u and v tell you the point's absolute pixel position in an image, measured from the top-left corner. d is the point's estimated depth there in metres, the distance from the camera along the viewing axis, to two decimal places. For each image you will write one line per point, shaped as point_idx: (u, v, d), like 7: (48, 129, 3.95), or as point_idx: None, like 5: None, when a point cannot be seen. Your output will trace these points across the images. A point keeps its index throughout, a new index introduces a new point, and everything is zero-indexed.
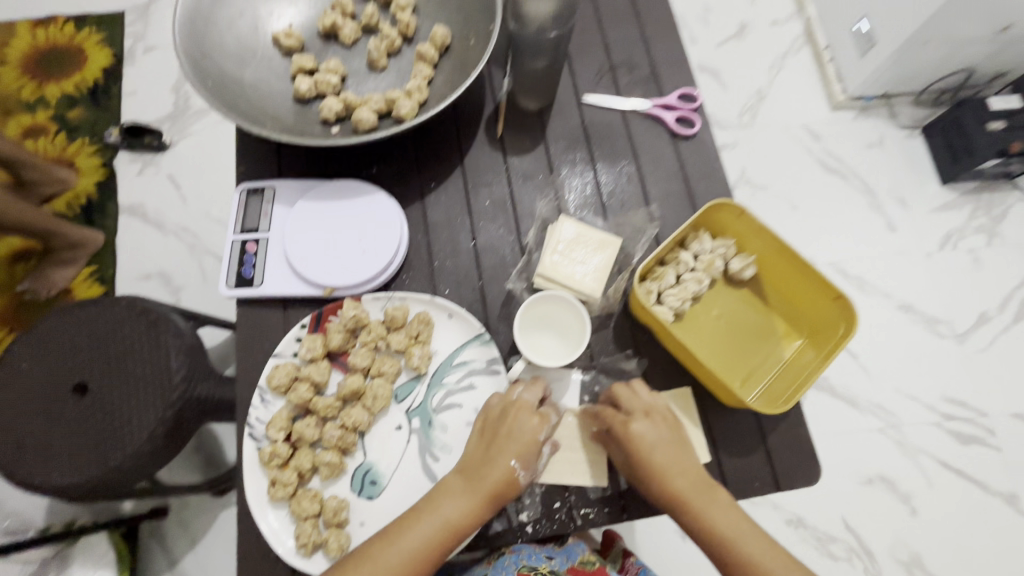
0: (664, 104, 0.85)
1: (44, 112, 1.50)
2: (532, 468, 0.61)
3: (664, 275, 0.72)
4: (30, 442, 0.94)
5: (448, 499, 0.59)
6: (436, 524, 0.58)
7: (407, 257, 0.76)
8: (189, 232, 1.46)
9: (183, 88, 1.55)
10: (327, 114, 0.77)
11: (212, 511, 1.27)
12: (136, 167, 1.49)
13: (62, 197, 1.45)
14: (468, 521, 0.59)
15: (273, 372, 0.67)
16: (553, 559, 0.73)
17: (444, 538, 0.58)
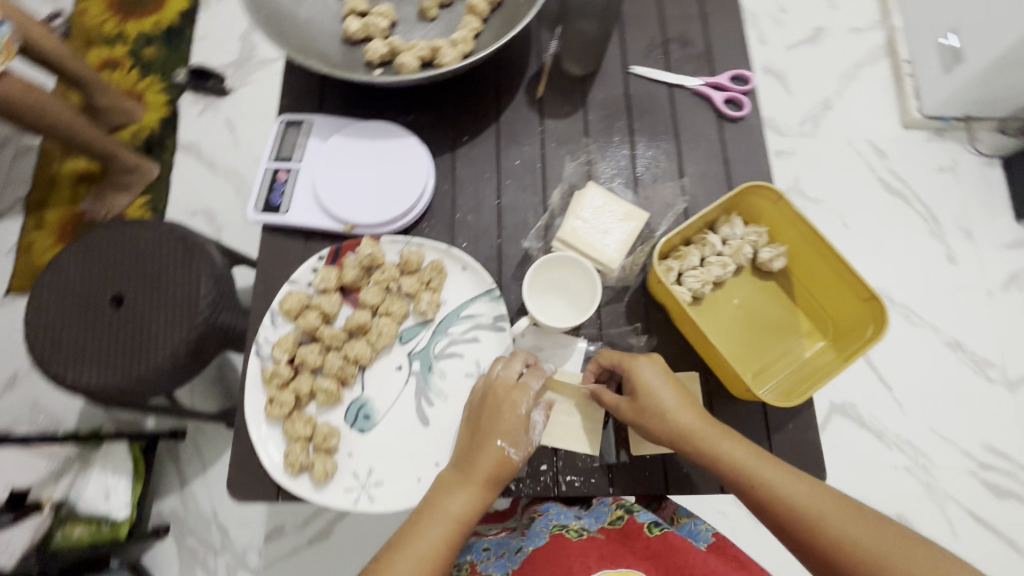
0: (714, 84, 0.81)
1: (122, 48, 1.57)
2: (525, 445, 0.60)
3: (687, 254, 0.70)
4: (66, 342, 1.00)
5: (450, 497, 0.58)
6: (445, 520, 0.57)
7: (430, 205, 0.76)
8: (238, 175, 1.52)
9: (249, 38, 1.61)
10: (372, 56, 0.77)
11: (223, 442, 1.32)
12: (197, 108, 1.55)
13: (129, 129, 1.52)
14: (477, 510, 0.58)
15: (286, 297, 0.68)
16: (582, 517, 0.72)
17: (457, 531, 0.58)
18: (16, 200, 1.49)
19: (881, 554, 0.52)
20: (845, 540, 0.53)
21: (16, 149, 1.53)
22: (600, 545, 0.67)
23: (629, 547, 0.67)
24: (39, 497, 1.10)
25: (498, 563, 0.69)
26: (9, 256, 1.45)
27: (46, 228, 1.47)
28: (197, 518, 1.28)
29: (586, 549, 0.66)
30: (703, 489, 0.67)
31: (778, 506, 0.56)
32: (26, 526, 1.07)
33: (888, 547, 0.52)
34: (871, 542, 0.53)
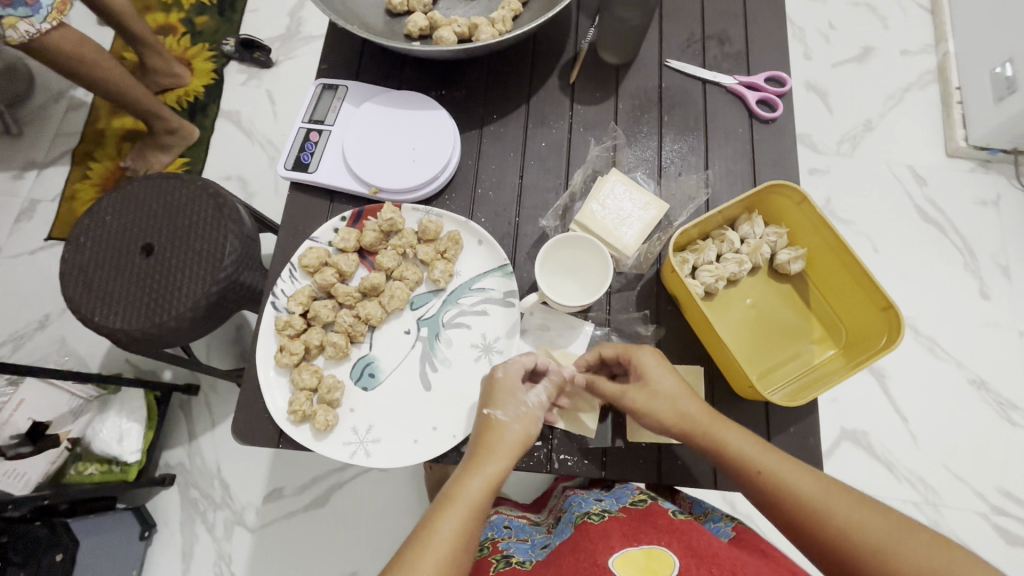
0: (750, 83, 0.80)
1: (176, 14, 1.63)
2: (514, 406, 0.60)
3: (704, 248, 0.69)
4: (97, 285, 1.04)
5: (464, 483, 0.55)
6: (464, 507, 0.54)
7: (454, 179, 0.77)
8: (274, 146, 1.56)
9: (298, 14, 1.65)
10: (411, 28, 0.79)
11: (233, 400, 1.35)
12: (242, 78, 1.60)
13: (174, 92, 1.57)
14: (493, 494, 0.55)
15: (305, 252, 0.70)
16: (603, 501, 0.74)
17: (476, 520, 0.54)
18: (64, 151, 1.56)
19: (887, 546, 0.51)
20: (848, 530, 0.52)
21: (70, 103, 1.60)
22: (622, 524, 0.67)
23: (651, 522, 0.67)
24: (58, 431, 1.13)
25: (520, 545, 0.77)
26: (53, 203, 1.52)
27: (90, 180, 1.53)
28: (201, 471, 1.32)
29: (609, 529, 0.66)
30: (695, 483, 0.67)
31: (780, 494, 0.55)
32: (44, 458, 1.10)
33: (895, 538, 0.51)
34: (877, 533, 0.51)
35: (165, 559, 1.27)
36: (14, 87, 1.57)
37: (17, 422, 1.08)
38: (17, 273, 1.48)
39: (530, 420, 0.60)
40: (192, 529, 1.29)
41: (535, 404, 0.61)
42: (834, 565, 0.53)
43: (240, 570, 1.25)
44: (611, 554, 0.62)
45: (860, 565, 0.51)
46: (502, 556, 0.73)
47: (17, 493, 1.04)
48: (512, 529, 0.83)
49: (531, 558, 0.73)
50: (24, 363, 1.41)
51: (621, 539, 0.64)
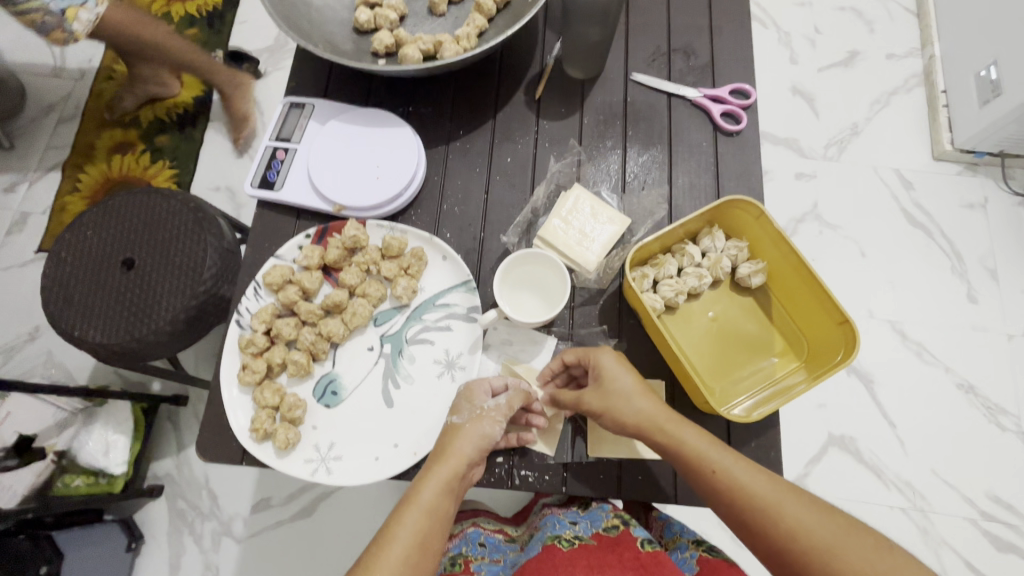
0: (715, 96, 0.81)
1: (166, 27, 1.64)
2: (467, 408, 0.63)
3: (665, 263, 0.70)
4: (76, 300, 1.04)
5: (418, 486, 0.57)
6: (420, 510, 0.55)
7: (419, 195, 0.78)
8: None
9: None
10: (378, 46, 0.80)
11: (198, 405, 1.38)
12: None
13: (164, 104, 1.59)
14: (448, 498, 0.57)
15: (269, 270, 0.71)
16: (578, 523, 0.72)
17: (432, 522, 0.55)
18: (55, 164, 1.57)
19: (833, 552, 0.50)
20: (797, 534, 0.52)
21: (60, 116, 1.61)
22: (588, 555, 0.68)
23: (616, 555, 0.68)
24: (45, 444, 1.14)
25: (492, 567, 0.78)
26: (43, 215, 1.54)
27: (79, 193, 1.54)
28: (190, 482, 1.32)
29: (575, 558, 0.67)
30: (658, 497, 0.67)
31: (734, 494, 0.54)
32: (29, 471, 1.11)
33: (841, 542, 0.50)
34: (824, 538, 0.51)
35: (153, 570, 1.28)
36: (5, 102, 1.58)
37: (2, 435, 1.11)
38: (7, 287, 1.49)
39: (483, 422, 0.61)
40: (180, 540, 1.29)
41: (489, 407, 0.63)
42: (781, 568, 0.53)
43: None
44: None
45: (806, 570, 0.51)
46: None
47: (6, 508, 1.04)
48: (488, 547, 0.82)
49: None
50: (14, 375, 1.42)
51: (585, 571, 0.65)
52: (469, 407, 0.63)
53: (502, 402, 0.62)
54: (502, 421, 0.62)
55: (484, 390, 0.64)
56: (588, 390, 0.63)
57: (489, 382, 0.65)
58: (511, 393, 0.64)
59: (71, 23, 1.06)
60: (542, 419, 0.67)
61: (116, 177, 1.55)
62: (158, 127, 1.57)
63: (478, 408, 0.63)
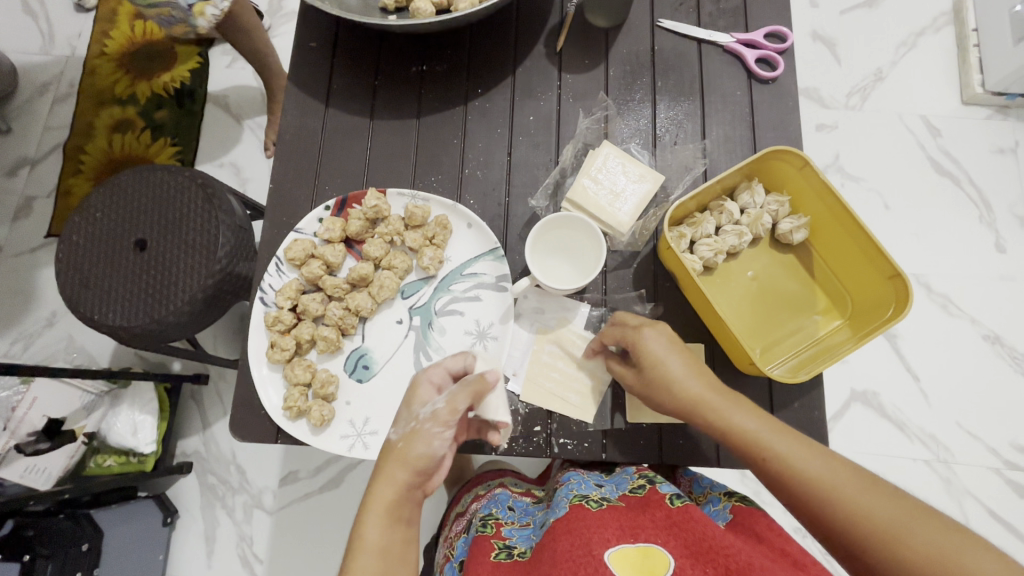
0: (748, 41, 0.76)
1: None
2: (401, 423, 0.56)
3: (702, 221, 0.66)
4: (92, 283, 1.03)
5: (359, 528, 0.50)
6: (370, 552, 0.49)
7: (440, 160, 0.75)
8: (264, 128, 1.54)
9: None
10: (387, 1, 0.75)
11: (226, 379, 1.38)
12: (227, 60, 1.57)
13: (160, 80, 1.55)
14: (396, 527, 0.51)
15: (291, 245, 0.68)
16: (603, 487, 0.72)
17: (386, 564, 0.49)
18: (55, 146, 1.54)
19: (895, 534, 0.48)
20: (861, 519, 0.49)
21: (55, 96, 1.57)
22: (620, 517, 0.63)
23: (649, 515, 0.64)
24: (74, 426, 1.14)
25: (522, 533, 0.75)
26: (49, 199, 1.52)
27: (83, 174, 1.51)
28: (218, 458, 1.35)
29: (606, 519, 0.63)
30: (697, 462, 0.66)
31: (791, 479, 0.52)
32: (62, 452, 1.12)
33: (912, 528, 0.48)
34: (893, 521, 0.48)
35: (190, 541, 1.31)
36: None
37: (32, 420, 1.07)
38: (20, 272, 1.48)
39: (419, 437, 0.54)
40: (213, 513, 1.32)
41: (427, 417, 0.55)
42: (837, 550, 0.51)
43: (262, 551, 1.29)
44: (607, 546, 0.59)
45: (863, 552, 0.49)
46: (504, 546, 0.71)
47: (41, 489, 1.07)
48: (517, 510, 0.81)
49: (531, 548, 0.71)
50: (36, 361, 1.42)
51: (618, 532, 0.61)
52: (409, 415, 0.57)
53: (440, 409, 0.55)
54: (443, 430, 0.55)
55: (424, 392, 0.58)
56: (632, 370, 0.61)
57: (436, 372, 0.60)
58: (452, 391, 0.57)
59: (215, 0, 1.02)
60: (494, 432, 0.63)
61: (118, 157, 1.51)
62: (157, 103, 1.53)
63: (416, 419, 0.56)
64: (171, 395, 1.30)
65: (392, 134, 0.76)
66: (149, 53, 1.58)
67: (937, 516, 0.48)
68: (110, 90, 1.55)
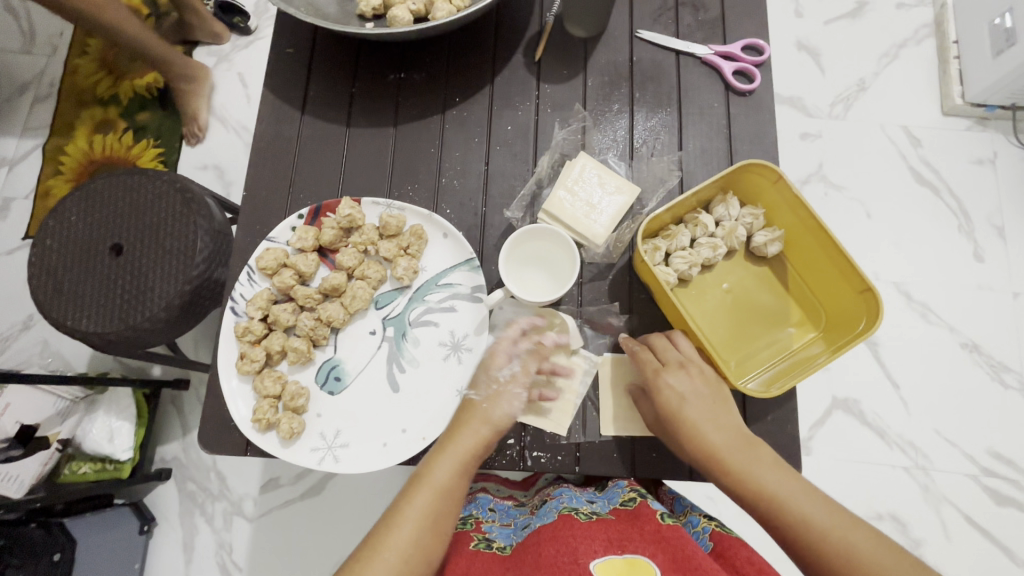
0: (725, 53, 0.76)
1: None
2: (484, 385, 0.63)
3: (677, 234, 0.66)
4: (67, 289, 1.02)
5: (430, 466, 0.58)
6: (431, 490, 0.57)
7: (417, 168, 0.74)
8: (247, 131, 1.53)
9: None
10: (364, 8, 0.75)
11: None
12: (211, 61, 1.56)
13: (143, 79, 1.53)
14: (459, 477, 0.58)
15: (262, 254, 0.67)
16: (594, 502, 0.72)
17: (442, 502, 0.57)
18: (33, 146, 1.52)
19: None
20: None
21: (36, 96, 1.55)
22: (608, 529, 0.64)
23: (638, 528, 0.65)
24: (48, 433, 1.13)
25: (502, 530, 0.75)
26: (27, 200, 1.49)
27: (62, 175, 1.49)
28: (197, 465, 1.33)
29: (594, 531, 0.63)
30: (672, 475, 0.66)
31: (814, 542, 0.52)
32: (35, 460, 1.09)
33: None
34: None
35: (167, 550, 1.29)
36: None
37: (3, 425, 1.08)
38: None
39: (501, 397, 0.62)
40: (192, 521, 1.30)
41: (507, 379, 0.62)
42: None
43: (241, 560, 1.27)
44: (592, 558, 0.59)
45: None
46: (484, 537, 0.71)
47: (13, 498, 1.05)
48: (498, 512, 0.81)
49: (511, 543, 0.71)
50: (13, 365, 1.40)
51: (604, 543, 0.61)
52: (487, 379, 0.63)
53: (518, 371, 0.62)
54: (520, 392, 0.62)
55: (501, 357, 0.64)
56: (654, 413, 0.62)
57: (508, 340, 0.64)
58: (525, 357, 0.63)
59: None
60: (551, 394, 0.65)
61: (98, 158, 1.49)
62: (140, 104, 1.51)
63: (496, 382, 0.63)
64: (149, 401, 1.28)
65: (369, 142, 0.75)
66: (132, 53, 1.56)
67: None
68: (92, 91, 1.53)
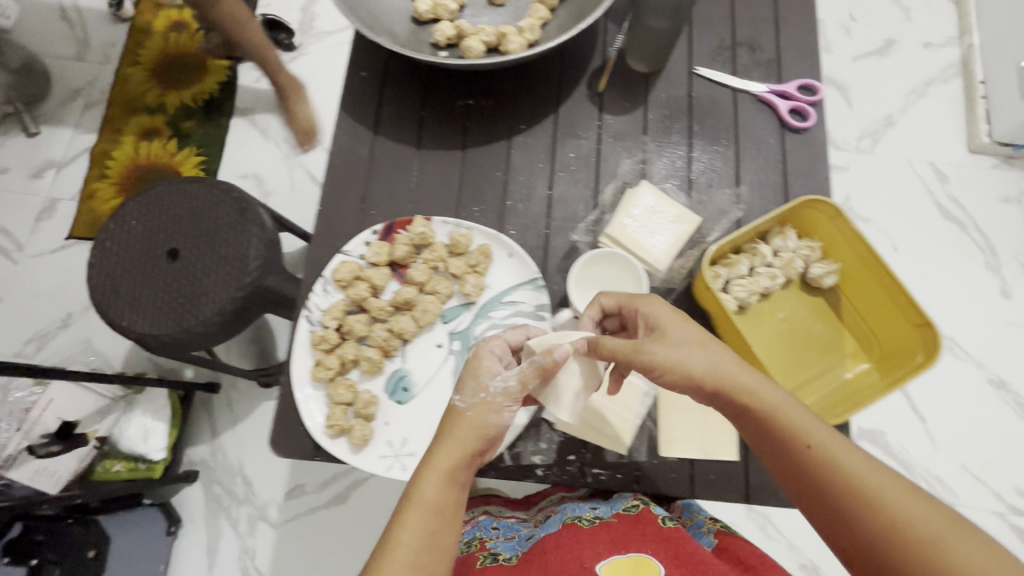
0: (782, 92, 0.79)
1: (188, 11, 1.67)
2: (470, 391, 0.59)
3: (736, 263, 0.69)
4: (125, 290, 1.06)
5: (418, 483, 0.54)
6: (424, 508, 0.53)
7: (483, 190, 0.78)
8: (288, 143, 1.57)
9: (311, 10, 1.66)
10: (438, 38, 0.79)
11: (254, 399, 1.38)
12: (255, 74, 1.62)
13: (191, 91, 1.61)
14: (451, 489, 0.54)
15: (339, 267, 0.71)
16: (597, 508, 0.72)
17: (438, 519, 0.53)
18: (82, 150, 1.58)
19: (936, 545, 0.47)
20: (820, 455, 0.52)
21: (87, 102, 1.62)
22: (610, 529, 0.67)
23: (640, 529, 0.67)
24: (85, 430, 1.15)
25: (507, 543, 0.75)
26: (73, 202, 1.54)
27: (107, 179, 1.54)
28: (225, 467, 1.35)
29: (597, 535, 0.66)
30: (733, 497, 0.67)
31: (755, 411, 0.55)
32: (73, 456, 1.11)
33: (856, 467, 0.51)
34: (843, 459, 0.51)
35: (191, 552, 1.30)
36: (32, 87, 1.59)
37: (46, 422, 1.09)
38: (39, 273, 1.50)
39: (489, 410, 0.57)
40: (217, 524, 1.31)
41: (497, 390, 0.58)
42: (866, 560, 0.50)
43: (264, 566, 1.28)
44: (597, 560, 0.63)
45: (898, 562, 0.48)
46: (490, 553, 0.73)
47: (50, 494, 1.07)
48: (501, 529, 0.80)
49: (517, 553, 0.72)
50: (50, 361, 1.43)
51: (608, 545, 0.65)
52: (475, 385, 0.59)
53: (512, 386, 0.58)
54: (511, 405, 0.58)
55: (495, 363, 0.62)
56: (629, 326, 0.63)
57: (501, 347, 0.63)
58: (526, 370, 0.59)
59: None
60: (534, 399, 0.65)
61: (143, 164, 1.55)
62: (186, 113, 1.59)
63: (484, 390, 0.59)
64: (183, 403, 1.31)
65: (437, 164, 0.79)
66: (181, 65, 1.64)
67: (972, 526, 0.48)
68: (141, 100, 1.60)
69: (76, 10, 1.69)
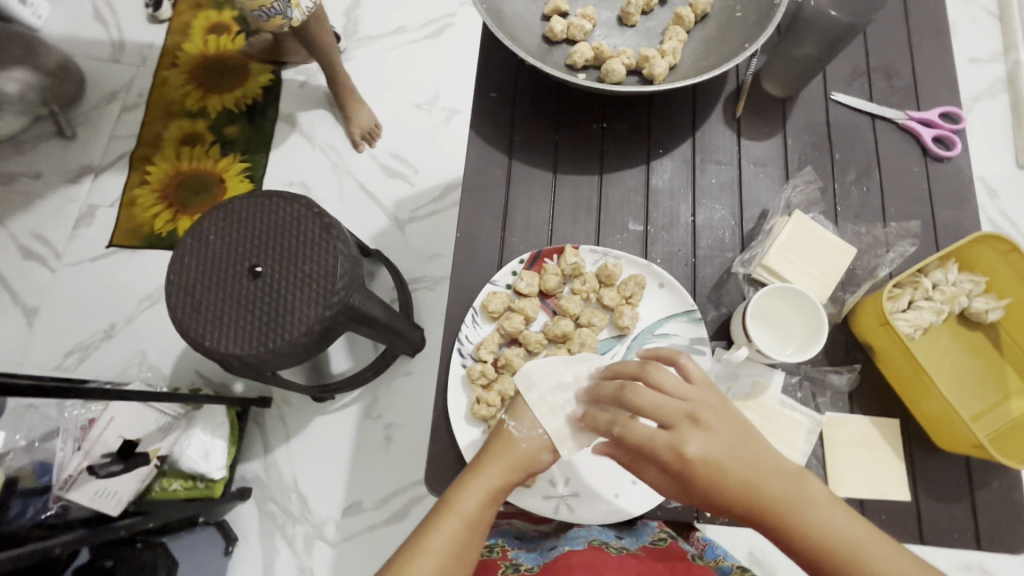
0: (924, 120, 0.78)
1: (229, 13, 1.62)
2: (528, 424, 0.62)
3: (900, 296, 0.69)
4: (201, 306, 0.88)
5: (459, 495, 0.57)
6: (458, 517, 0.56)
7: (622, 214, 0.77)
8: (336, 150, 1.48)
9: (354, 13, 1.56)
10: (577, 59, 0.77)
11: (308, 415, 1.27)
12: (299, 79, 1.56)
13: (232, 96, 1.55)
14: (488, 509, 0.58)
15: (490, 299, 0.71)
16: (623, 538, 0.72)
17: (469, 533, 0.56)
18: (120, 154, 1.51)
19: None
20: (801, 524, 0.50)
21: (123, 105, 1.55)
22: (638, 559, 0.65)
23: (668, 562, 0.65)
24: (148, 448, 1.06)
25: (529, 554, 0.70)
26: (111, 208, 1.46)
27: (148, 185, 1.47)
28: (278, 484, 1.23)
29: (625, 560, 0.64)
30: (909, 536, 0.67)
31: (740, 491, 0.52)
32: (133, 476, 1.02)
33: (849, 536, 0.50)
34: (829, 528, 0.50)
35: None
36: (67, 88, 1.51)
37: (107, 441, 1.02)
38: (73, 283, 1.41)
39: (541, 447, 0.61)
40: (272, 542, 1.21)
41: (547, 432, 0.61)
42: None
43: None
44: None
45: None
46: (512, 562, 0.68)
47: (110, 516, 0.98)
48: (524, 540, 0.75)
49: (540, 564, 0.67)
50: (90, 376, 1.33)
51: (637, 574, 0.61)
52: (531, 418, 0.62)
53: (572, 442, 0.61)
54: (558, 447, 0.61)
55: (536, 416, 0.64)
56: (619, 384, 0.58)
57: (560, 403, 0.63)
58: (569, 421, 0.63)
59: (290, 9, 1.03)
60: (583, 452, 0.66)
61: (185, 171, 1.49)
62: (229, 118, 1.53)
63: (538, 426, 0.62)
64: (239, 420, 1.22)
65: (573, 188, 0.77)
66: (221, 67, 1.59)
67: None
68: (180, 103, 1.55)
69: (109, 9, 1.63)
